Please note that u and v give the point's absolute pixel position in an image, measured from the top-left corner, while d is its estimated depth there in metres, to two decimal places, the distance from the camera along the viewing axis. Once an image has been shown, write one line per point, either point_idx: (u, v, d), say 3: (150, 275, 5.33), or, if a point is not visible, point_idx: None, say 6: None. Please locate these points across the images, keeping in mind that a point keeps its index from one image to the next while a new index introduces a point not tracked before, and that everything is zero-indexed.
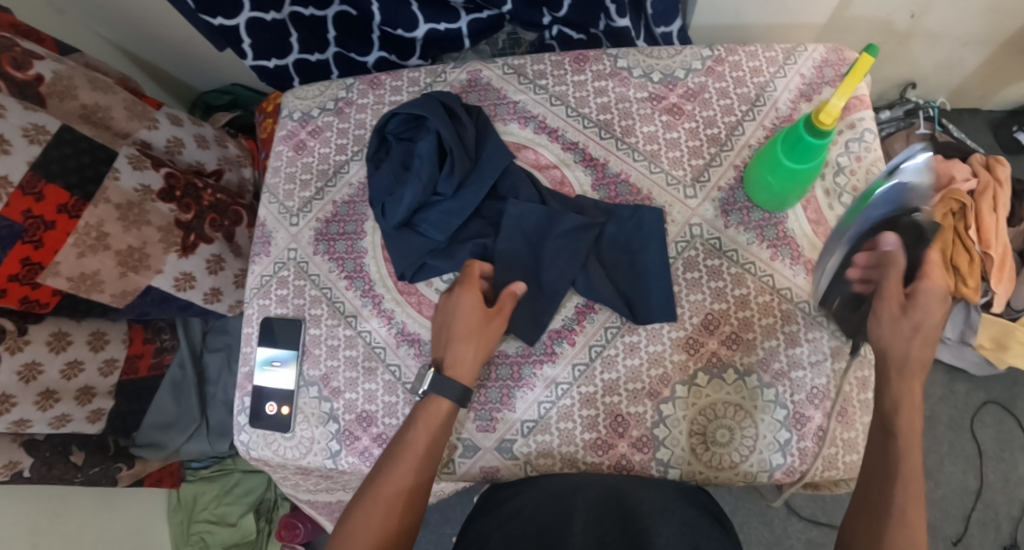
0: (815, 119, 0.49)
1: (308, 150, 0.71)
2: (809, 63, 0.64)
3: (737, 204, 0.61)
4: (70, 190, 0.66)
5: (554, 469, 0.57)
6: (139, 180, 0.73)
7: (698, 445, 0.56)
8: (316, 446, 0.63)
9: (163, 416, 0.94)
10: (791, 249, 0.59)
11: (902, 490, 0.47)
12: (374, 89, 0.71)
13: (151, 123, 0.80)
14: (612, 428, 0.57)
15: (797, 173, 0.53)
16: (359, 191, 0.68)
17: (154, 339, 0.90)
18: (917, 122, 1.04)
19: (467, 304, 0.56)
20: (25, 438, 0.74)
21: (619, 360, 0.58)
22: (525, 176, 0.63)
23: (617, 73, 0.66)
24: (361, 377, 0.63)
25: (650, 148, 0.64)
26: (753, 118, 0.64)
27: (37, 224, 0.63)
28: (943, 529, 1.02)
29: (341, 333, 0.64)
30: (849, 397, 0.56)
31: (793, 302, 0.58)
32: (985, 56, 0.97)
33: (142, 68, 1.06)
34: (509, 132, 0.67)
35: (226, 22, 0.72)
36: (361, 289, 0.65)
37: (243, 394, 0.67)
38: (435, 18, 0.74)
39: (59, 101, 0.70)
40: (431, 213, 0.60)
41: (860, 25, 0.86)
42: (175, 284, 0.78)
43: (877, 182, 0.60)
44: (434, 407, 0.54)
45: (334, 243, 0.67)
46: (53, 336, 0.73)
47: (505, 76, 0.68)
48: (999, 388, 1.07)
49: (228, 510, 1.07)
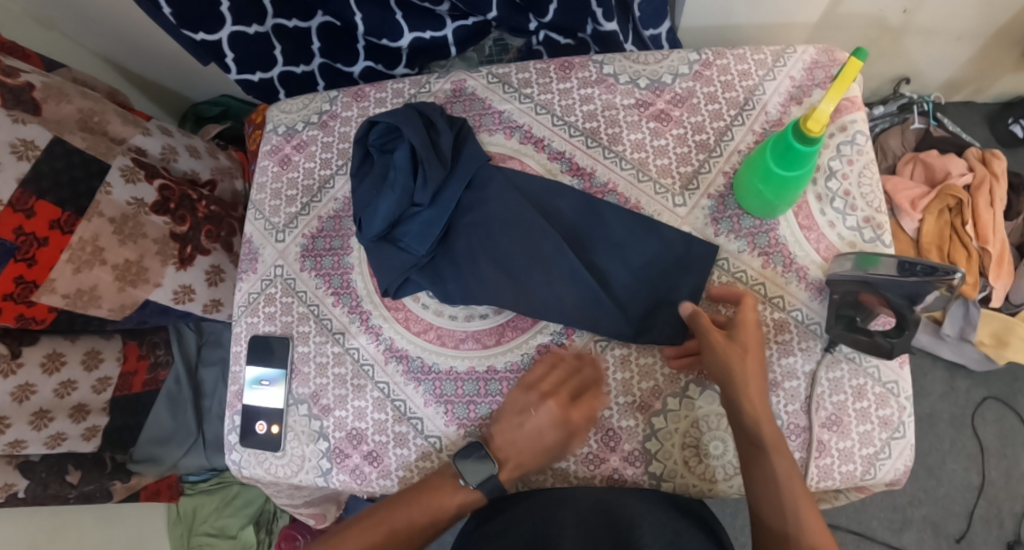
0: (803, 126, 0.48)
1: (293, 165, 0.71)
2: (799, 65, 0.63)
3: (727, 212, 0.60)
4: (63, 205, 0.64)
5: (546, 484, 0.58)
6: (133, 193, 0.72)
7: (691, 457, 0.56)
8: (307, 464, 0.62)
9: (160, 430, 0.92)
10: (783, 256, 0.58)
11: (790, 496, 0.50)
12: (358, 102, 0.70)
13: (145, 129, 0.79)
14: (604, 442, 0.57)
15: (785, 180, 0.52)
16: (345, 206, 0.67)
17: (149, 354, 0.88)
18: (911, 118, 1.03)
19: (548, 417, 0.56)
20: (21, 460, 0.73)
21: (610, 373, 0.58)
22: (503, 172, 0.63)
23: (603, 79, 0.65)
24: (350, 395, 0.62)
25: (637, 156, 0.63)
26: (742, 122, 0.62)
27: (30, 242, 0.61)
28: (947, 527, 1.01)
29: (329, 350, 0.64)
30: (843, 406, 0.55)
31: (786, 310, 0.57)
32: (980, 49, 0.95)
33: (130, 80, 1.04)
34: (495, 143, 0.66)
35: (208, 38, 0.71)
36: (348, 305, 0.64)
37: (234, 413, 0.66)
38: (420, 26, 0.73)
39: (55, 104, 0.69)
40: (411, 226, 0.60)
41: (852, 22, 0.85)
42: (173, 297, 0.76)
43: (869, 186, 0.58)
44: (464, 494, 0.57)
45: (321, 259, 0.66)
46: (48, 357, 0.72)
47: (490, 85, 0.68)
48: (999, 384, 1.06)
49: (229, 522, 1.06)
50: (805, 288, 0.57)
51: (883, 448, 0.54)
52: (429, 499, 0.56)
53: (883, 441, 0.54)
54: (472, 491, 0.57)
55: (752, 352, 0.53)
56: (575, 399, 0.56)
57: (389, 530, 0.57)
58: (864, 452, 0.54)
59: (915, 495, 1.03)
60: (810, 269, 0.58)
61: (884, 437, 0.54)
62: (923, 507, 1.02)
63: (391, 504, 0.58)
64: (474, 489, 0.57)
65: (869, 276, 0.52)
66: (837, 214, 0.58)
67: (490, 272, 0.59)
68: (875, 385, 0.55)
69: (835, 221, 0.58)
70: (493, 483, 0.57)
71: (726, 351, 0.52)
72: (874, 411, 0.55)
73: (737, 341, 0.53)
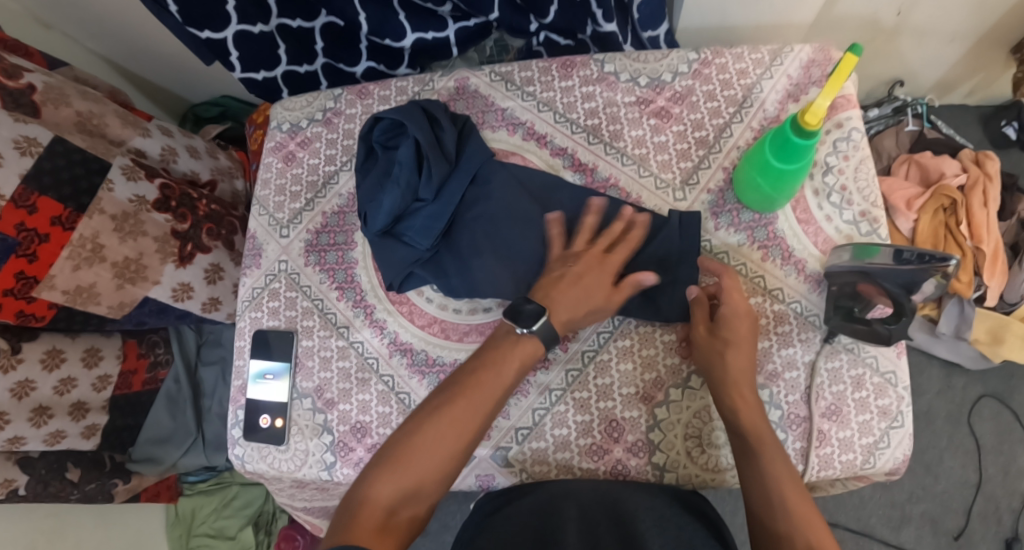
0: (801, 119, 0.49)
1: (297, 161, 0.71)
2: (796, 63, 0.64)
3: (726, 206, 0.61)
4: (65, 202, 0.65)
5: (550, 475, 0.58)
6: (134, 191, 0.72)
7: (693, 448, 0.56)
8: (310, 458, 0.63)
9: (160, 430, 0.92)
10: (781, 250, 0.59)
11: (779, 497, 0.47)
12: (362, 99, 0.71)
13: (144, 131, 0.79)
14: (606, 433, 0.57)
15: (784, 173, 0.53)
16: (350, 202, 0.68)
17: (149, 353, 0.89)
18: (906, 120, 1.05)
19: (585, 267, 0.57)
20: (21, 456, 0.73)
21: (613, 365, 0.58)
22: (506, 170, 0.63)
23: (604, 78, 0.66)
24: (354, 388, 0.62)
25: (638, 152, 0.64)
26: (740, 119, 0.64)
27: (31, 238, 0.61)
28: (945, 524, 1.02)
29: (334, 344, 0.64)
30: (843, 396, 0.56)
31: (785, 302, 0.58)
32: (973, 51, 0.97)
33: (130, 80, 1.05)
34: (498, 139, 0.67)
35: (213, 35, 0.73)
36: (352, 299, 0.65)
37: (237, 407, 0.66)
38: (423, 27, 0.74)
39: (54, 108, 0.68)
40: (415, 220, 0.61)
41: (846, 23, 0.87)
42: (173, 294, 0.77)
43: (866, 180, 0.59)
44: (528, 344, 0.54)
45: (325, 254, 0.67)
46: (48, 354, 0.72)
47: (493, 83, 0.69)
48: (996, 382, 1.07)
49: (228, 523, 1.05)
50: (804, 281, 0.58)
51: (882, 437, 0.55)
52: (495, 359, 0.54)
53: (882, 431, 0.55)
54: (534, 339, 0.54)
55: (733, 346, 0.53)
56: (612, 250, 0.58)
57: (469, 384, 0.52)
58: (864, 442, 0.55)
59: (913, 492, 1.03)
60: (809, 262, 0.58)
61: (883, 426, 0.55)
62: (922, 505, 1.03)
63: (455, 380, 0.53)
64: (535, 339, 0.54)
65: (865, 266, 0.52)
66: (834, 208, 0.59)
67: (491, 264, 0.60)
68: (873, 375, 0.56)
69: (832, 215, 0.59)
70: (548, 331, 0.54)
71: (707, 345, 0.54)
72: (873, 401, 0.55)
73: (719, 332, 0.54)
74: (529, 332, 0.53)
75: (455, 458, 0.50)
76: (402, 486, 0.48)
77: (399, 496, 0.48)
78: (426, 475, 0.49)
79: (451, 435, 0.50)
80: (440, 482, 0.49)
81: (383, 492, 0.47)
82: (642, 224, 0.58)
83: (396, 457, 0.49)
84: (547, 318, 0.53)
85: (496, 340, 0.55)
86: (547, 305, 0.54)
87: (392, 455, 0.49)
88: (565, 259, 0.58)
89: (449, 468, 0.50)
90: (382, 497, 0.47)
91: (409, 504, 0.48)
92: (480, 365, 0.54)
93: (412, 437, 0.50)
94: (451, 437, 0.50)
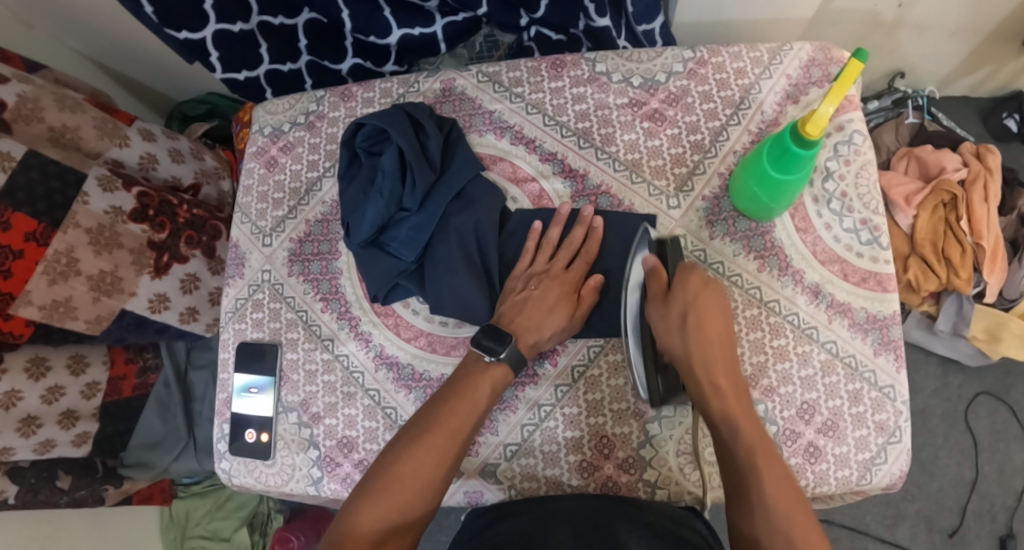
0: (801, 128, 0.47)
1: (280, 167, 0.69)
2: (795, 63, 0.62)
3: (722, 214, 0.59)
4: (38, 217, 0.62)
5: (540, 492, 0.57)
6: (110, 202, 0.70)
7: (686, 464, 0.55)
8: (297, 473, 0.61)
9: (150, 435, 0.91)
10: (779, 260, 0.57)
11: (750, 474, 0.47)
12: (345, 102, 0.68)
13: (123, 140, 0.77)
14: (597, 449, 0.56)
15: (782, 183, 0.51)
16: (333, 209, 0.66)
17: (137, 358, 0.87)
18: (906, 112, 1.03)
19: (545, 287, 0.57)
20: (10, 466, 0.72)
21: (603, 380, 0.57)
22: (496, 190, 0.61)
23: (595, 78, 0.64)
24: (340, 402, 0.61)
25: (631, 157, 0.62)
26: (738, 122, 0.61)
27: (5, 254, 0.60)
28: (940, 522, 1.02)
29: (319, 357, 0.63)
30: (839, 411, 0.55)
31: (782, 314, 0.56)
32: (976, 44, 0.95)
33: (116, 80, 1.02)
34: (485, 143, 0.65)
35: (192, 36, 0.69)
36: (337, 311, 0.63)
37: (223, 421, 0.65)
38: (409, 23, 0.71)
39: (25, 124, 0.66)
40: (399, 231, 0.59)
41: (848, 16, 0.84)
42: (149, 306, 0.75)
43: (867, 187, 0.57)
44: (497, 371, 0.54)
45: (309, 264, 0.65)
46: (32, 362, 0.70)
47: (480, 84, 0.66)
48: (993, 379, 1.06)
49: (223, 524, 1.04)
50: (802, 292, 0.56)
51: (879, 452, 0.54)
52: (466, 386, 0.53)
53: (879, 446, 0.54)
54: (504, 366, 0.54)
55: (720, 344, 0.52)
56: (571, 265, 0.59)
57: (441, 416, 0.52)
58: (860, 457, 0.54)
59: (909, 490, 1.03)
60: (806, 273, 0.57)
61: (880, 442, 0.54)
62: (917, 502, 1.03)
63: (429, 411, 0.53)
64: (503, 365, 0.54)
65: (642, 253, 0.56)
66: (834, 216, 0.57)
67: (470, 284, 0.58)
68: (871, 390, 0.55)
69: (831, 223, 0.57)
70: (515, 356, 0.55)
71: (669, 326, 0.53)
72: (870, 416, 0.54)
73: (692, 325, 0.52)
74: (496, 359, 0.54)
75: (435, 488, 0.50)
76: (386, 520, 0.48)
77: (381, 528, 0.47)
78: (409, 502, 0.49)
79: (429, 468, 0.50)
80: (422, 509, 0.49)
81: (365, 525, 0.47)
82: (598, 233, 0.59)
83: (376, 493, 0.49)
84: (513, 345, 0.54)
85: (465, 368, 0.55)
86: (514, 334, 0.55)
87: (371, 489, 0.49)
88: (529, 277, 0.59)
89: (429, 499, 0.50)
90: (364, 530, 0.47)
91: (394, 534, 0.47)
92: (455, 391, 0.53)
93: (389, 474, 0.49)
94: (429, 469, 0.50)
